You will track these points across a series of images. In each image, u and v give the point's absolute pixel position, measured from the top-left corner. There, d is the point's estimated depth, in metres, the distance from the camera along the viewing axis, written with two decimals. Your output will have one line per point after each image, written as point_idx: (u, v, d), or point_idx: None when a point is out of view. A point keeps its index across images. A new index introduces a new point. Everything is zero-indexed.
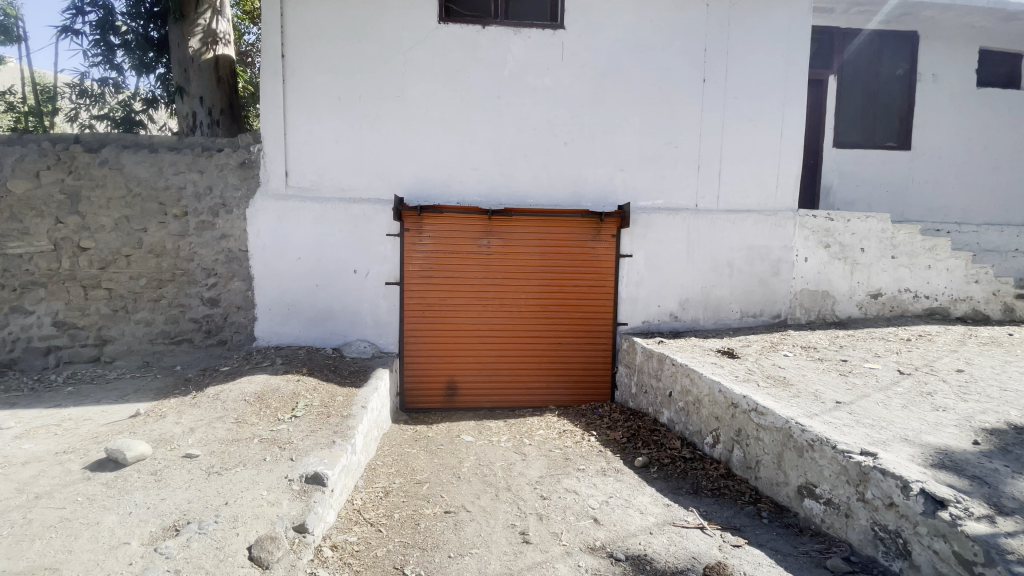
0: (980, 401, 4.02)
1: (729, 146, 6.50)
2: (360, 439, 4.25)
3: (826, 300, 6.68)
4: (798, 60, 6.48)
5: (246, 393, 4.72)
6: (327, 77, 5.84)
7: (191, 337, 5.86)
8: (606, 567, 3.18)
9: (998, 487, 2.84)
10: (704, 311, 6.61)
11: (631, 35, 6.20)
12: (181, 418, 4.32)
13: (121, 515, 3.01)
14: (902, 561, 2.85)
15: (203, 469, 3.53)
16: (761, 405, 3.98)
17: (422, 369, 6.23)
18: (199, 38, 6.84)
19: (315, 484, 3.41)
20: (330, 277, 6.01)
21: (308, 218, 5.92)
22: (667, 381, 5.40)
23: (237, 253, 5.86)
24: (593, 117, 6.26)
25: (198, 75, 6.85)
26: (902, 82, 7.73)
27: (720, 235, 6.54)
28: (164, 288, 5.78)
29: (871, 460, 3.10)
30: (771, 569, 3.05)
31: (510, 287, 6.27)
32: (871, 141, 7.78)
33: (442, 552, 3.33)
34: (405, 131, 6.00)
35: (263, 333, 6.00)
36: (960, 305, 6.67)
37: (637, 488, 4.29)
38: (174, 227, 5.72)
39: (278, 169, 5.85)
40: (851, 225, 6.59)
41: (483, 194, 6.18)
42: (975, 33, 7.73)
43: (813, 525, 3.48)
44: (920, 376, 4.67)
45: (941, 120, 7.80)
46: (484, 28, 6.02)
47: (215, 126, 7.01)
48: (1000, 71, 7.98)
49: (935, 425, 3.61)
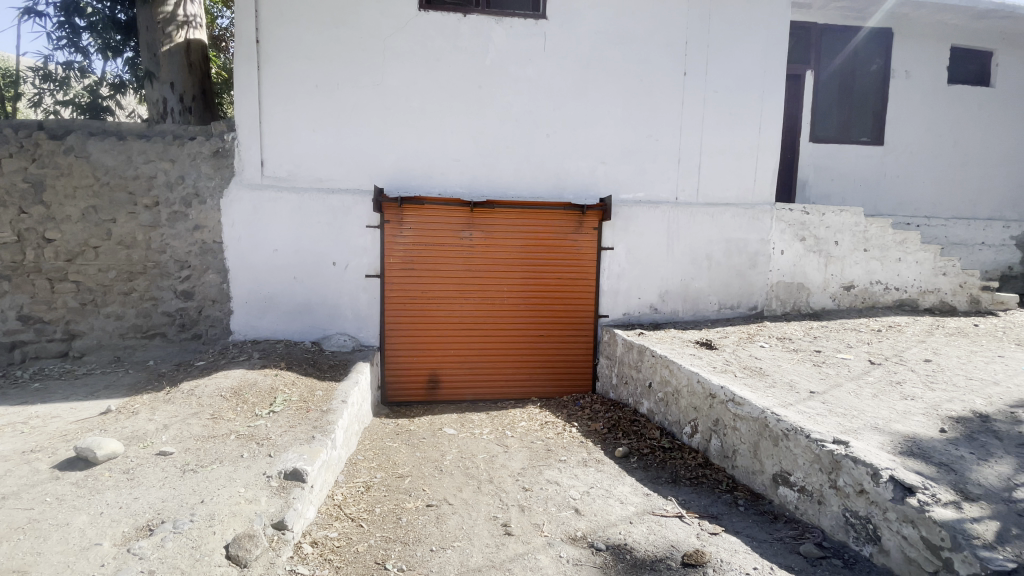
0: (946, 390, 4.17)
1: (709, 139, 6.56)
2: (341, 434, 4.21)
3: (802, 292, 6.83)
4: (776, 55, 6.55)
5: (222, 388, 4.62)
6: (303, 64, 5.69)
7: (164, 331, 5.71)
8: (587, 558, 3.21)
9: (964, 474, 2.94)
10: (684, 303, 6.69)
11: (613, 27, 6.18)
12: (154, 414, 4.21)
13: (92, 516, 2.92)
14: (872, 545, 2.95)
15: (178, 467, 3.45)
16: (737, 395, 4.06)
17: (404, 362, 6.18)
18: (170, 21, 6.59)
19: (294, 480, 3.36)
20: (308, 269, 5.90)
21: (285, 209, 5.78)
22: (647, 371, 5.47)
23: (212, 245, 5.70)
24: (575, 109, 6.24)
25: (168, 60, 6.61)
26: (876, 78, 7.89)
27: (699, 229, 6.61)
28: (135, 280, 5.61)
29: (843, 448, 3.18)
30: (747, 556, 3.11)
31: (492, 279, 6.25)
32: (846, 136, 7.94)
33: (425, 545, 3.32)
34: (384, 121, 5.90)
35: (239, 326, 5.86)
36: (928, 297, 6.88)
37: (617, 478, 4.35)
38: (145, 217, 5.54)
39: (253, 158, 5.70)
40: (826, 218, 6.73)
41: (465, 185, 6.12)
42: (947, 31, 7.91)
43: (787, 512, 3.57)
44: (890, 366, 4.82)
45: (913, 116, 7.99)
46: (465, 17, 5.94)
47: (187, 114, 6.78)
48: (968, 69, 8.20)
49: (903, 413, 3.73)
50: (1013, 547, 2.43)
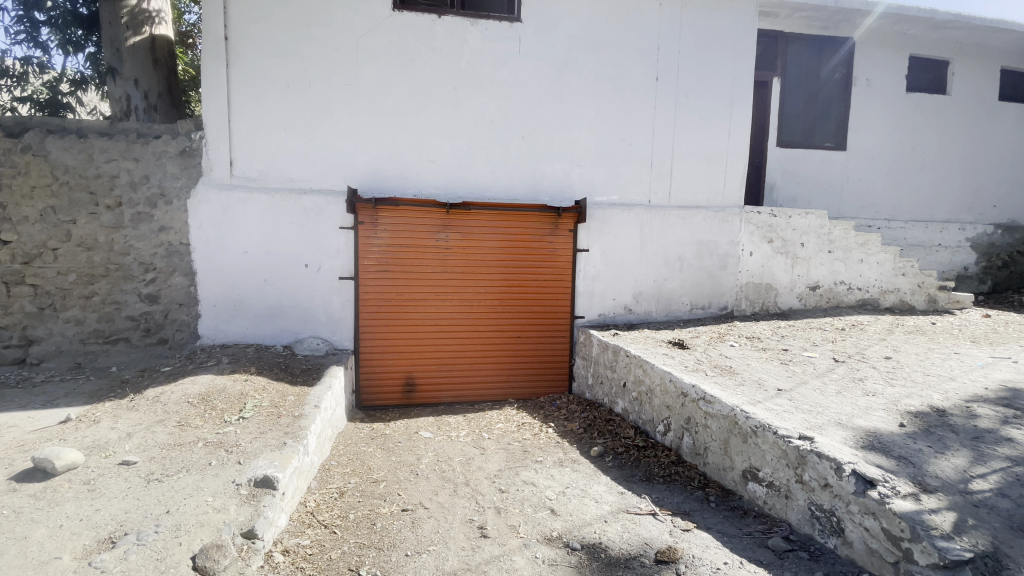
0: (906, 386, 4.35)
1: (680, 143, 6.69)
2: (313, 439, 4.14)
3: (770, 292, 7.02)
4: (745, 62, 6.73)
5: (189, 394, 4.49)
6: (274, 62, 5.58)
7: (128, 336, 5.52)
8: (562, 557, 3.22)
9: (921, 466, 3.07)
10: (657, 304, 6.81)
11: (587, 31, 6.26)
12: (117, 423, 4.07)
13: (50, 529, 2.80)
14: (836, 538, 3.04)
15: (142, 477, 3.33)
16: (708, 393, 4.15)
17: (379, 365, 6.11)
18: (133, 16, 6.39)
19: (264, 488, 3.28)
20: (280, 272, 5.79)
21: (255, 210, 5.66)
22: (622, 371, 5.53)
23: (178, 246, 5.54)
24: (550, 112, 6.29)
25: (132, 56, 6.39)
26: (839, 86, 8.19)
27: (671, 231, 6.73)
28: (97, 283, 5.41)
29: (808, 443, 3.29)
30: (717, 551, 3.18)
31: (469, 281, 6.24)
32: (811, 141, 8.20)
33: (399, 551, 3.29)
34: (358, 121, 5.83)
35: (207, 331, 5.70)
36: (889, 296, 7.16)
37: (592, 477, 4.39)
38: (107, 218, 5.35)
39: (221, 157, 5.55)
40: (793, 220, 6.93)
41: (440, 186, 6.10)
42: (905, 41, 8.24)
43: (755, 507, 3.66)
44: (852, 363, 5.00)
45: (874, 123, 8.31)
46: (439, 18, 5.92)
47: (152, 112, 6.56)
48: (925, 78, 8.57)
49: (866, 409, 3.88)
50: (969, 538, 2.55)
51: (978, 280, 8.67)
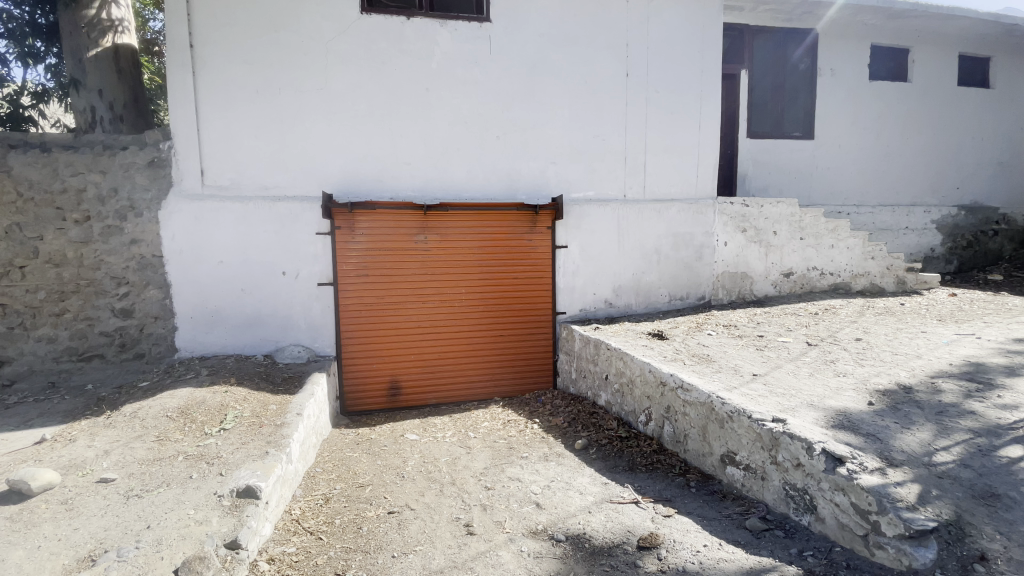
0: (875, 365, 4.50)
1: (653, 138, 6.78)
2: (296, 448, 4.12)
3: (745, 281, 7.18)
4: (711, 56, 6.86)
5: (168, 408, 4.44)
6: (242, 69, 5.53)
7: (103, 352, 5.41)
8: (547, 549, 3.27)
9: (888, 442, 3.18)
10: (636, 297, 6.90)
11: (556, 29, 6.31)
12: (94, 440, 4.00)
13: (28, 550, 2.76)
14: (810, 515, 3.14)
15: (121, 494, 3.29)
16: (686, 382, 4.25)
17: (363, 370, 6.09)
18: (93, 25, 6.24)
19: (247, 497, 3.26)
20: (256, 281, 5.73)
21: (228, 219, 5.59)
22: (604, 364, 5.61)
23: (151, 259, 5.46)
24: (524, 111, 6.33)
25: (95, 67, 6.26)
26: (805, 77, 8.38)
27: (648, 224, 6.83)
28: (68, 300, 5.31)
29: (781, 425, 3.38)
30: (697, 534, 3.26)
31: (450, 282, 6.25)
32: (781, 131, 8.37)
33: (386, 552, 3.30)
34: (330, 126, 5.80)
35: (185, 343, 5.62)
36: (860, 280, 7.35)
37: (577, 470, 4.45)
38: (75, 233, 5.26)
39: (192, 167, 5.48)
40: (765, 210, 7.08)
41: (416, 188, 6.09)
42: (867, 31, 8.47)
43: (734, 490, 3.76)
44: (825, 346, 5.14)
45: (840, 111, 8.53)
46: (408, 20, 5.92)
47: (118, 122, 6.41)
48: (887, 66, 8.85)
49: (836, 390, 4.00)
50: (933, 508, 2.69)
51: (944, 260, 9.01)
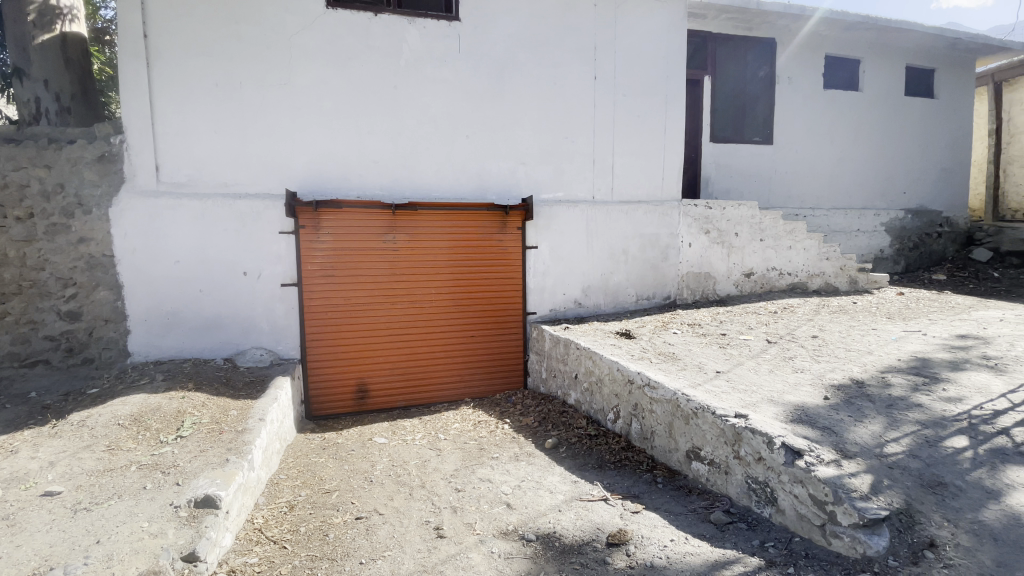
0: (830, 361, 4.70)
1: (621, 140, 6.89)
2: (259, 454, 3.98)
3: (709, 281, 7.37)
4: (676, 62, 7.02)
5: (119, 416, 4.22)
6: (201, 61, 5.32)
7: (47, 358, 5.11)
8: (518, 549, 3.28)
9: (843, 435, 3.33)
10: (605, 296, 7.00)
11: (526, 31, 6.34)
12: (38, 452, 3.77)
13: None
14: (771, 507, 3.25)
15: (67, 508, 3.11)
16: (653, 379, 4.33)
17: (329, 373, 5.95)
18: (38, 12, 5.90)
19: (205, 508, 3.13)
20: (216, 281, 5.52)
21: (186, 217, 5.37)
22: (573, 364, 5.66)
23: (100, 258, 5.18)
24: (493, 111, 6.33)
25: (40, 55, 5.90)
26: (765, 84, 8.66)
27: (615, 225, 6.93)
28: (9, 302, 5.00)
29: (743, 421, 3.49)
30: (664, 530, 3.33)
31: (418, 282, 6.18)
32: (743, 136, 8.64)
33: (353, 559, 3.23)
34: (295, 122, 5.64)
35: (138, 347, 5.36)
36: (816, 279, 7.67)
37: (547, 469, 4.48)
38: (17, 231, 4.96)
39: (146, 162, 5.24)
40: (727, 212, 7.30)
41: (384, 187, 6.00)
42: (821, 41, 8.85)
43: (699, 485, 3.85)
44: (784, 343, 5.33)
45: (798, 117, 8.87)
46: (376, 16, 5.83)
47: (66, 115, 6.03)
48: (841, 75, 9.26)
49: (795, 385, 4.17)
50: (885, 497, 2.83)
51: (892, 261, 9.51)
